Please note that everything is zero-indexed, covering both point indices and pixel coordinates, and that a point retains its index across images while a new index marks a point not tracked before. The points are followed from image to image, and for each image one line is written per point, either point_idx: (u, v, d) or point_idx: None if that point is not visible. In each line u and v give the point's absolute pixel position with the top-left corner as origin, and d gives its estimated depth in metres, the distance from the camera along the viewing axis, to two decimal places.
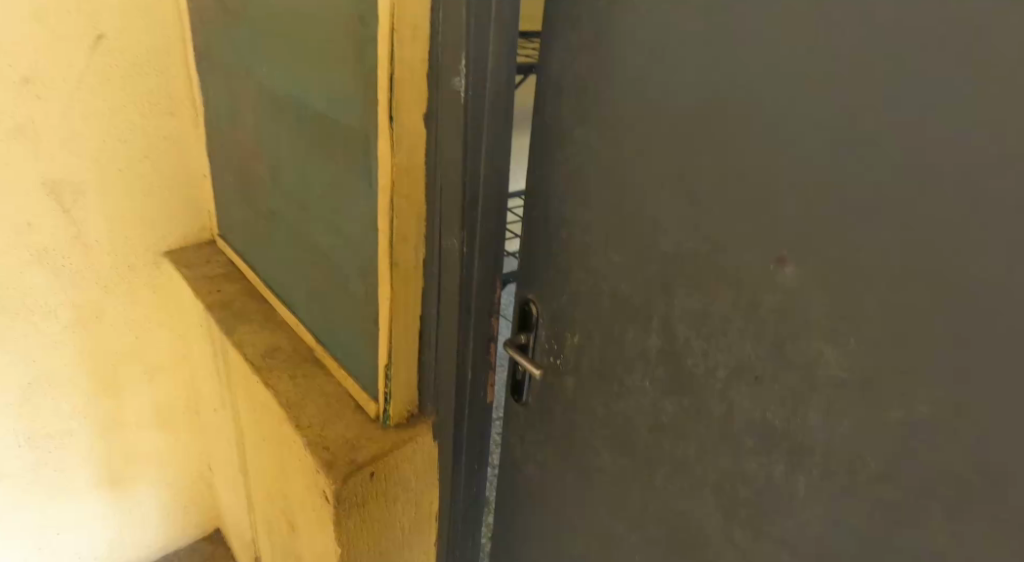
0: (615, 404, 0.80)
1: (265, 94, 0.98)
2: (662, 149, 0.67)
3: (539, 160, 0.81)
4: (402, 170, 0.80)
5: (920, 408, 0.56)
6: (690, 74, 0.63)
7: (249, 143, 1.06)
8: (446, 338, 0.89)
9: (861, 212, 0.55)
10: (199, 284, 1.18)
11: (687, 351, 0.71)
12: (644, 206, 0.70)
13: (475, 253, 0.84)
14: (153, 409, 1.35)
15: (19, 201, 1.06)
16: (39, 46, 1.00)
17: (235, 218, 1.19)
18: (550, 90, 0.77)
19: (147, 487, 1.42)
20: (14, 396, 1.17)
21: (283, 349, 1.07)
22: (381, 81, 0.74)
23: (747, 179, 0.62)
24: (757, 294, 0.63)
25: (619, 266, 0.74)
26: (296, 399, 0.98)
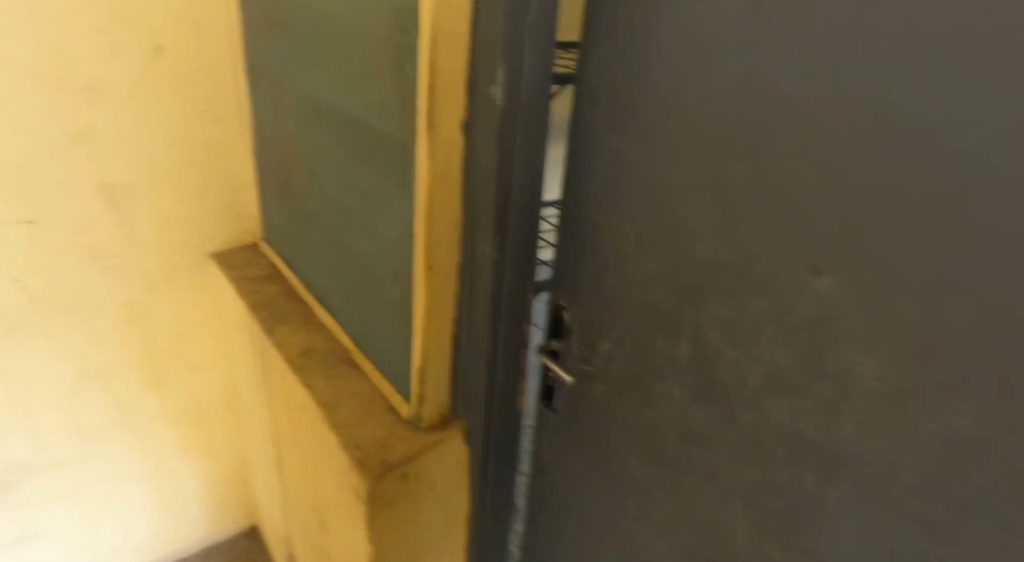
0: (646, 412, 0.80)
1: (309, 101, 1.01)
2: (698, 158, 0.68)
3: (574, 168, 0.82)
4: (438, 177, 0.82)
5: (959, 422, 0.55)
6: (727, 85, 0.64)
7: (292, 149, 1.09)
8: (477, 342, 0.90)
9: (898, 223, 0.55)
10: (242, 284, 1.22)
11: (719, 360, 0.71)
12: (678, 215, 0.71)
13: (508, 260, 0.85)
14: (196, 405, 1.39)
15: (79, 202, 1.11)
16: (101, 55, 1.04)
17: (277, 222, 1.22)
18: (586, 100, 0.78)
19: (189, 481, 1.46)
20: (66, 387, 1.22)
21: (320, 349, 1.10)
22: (422, 90, 0.77)
23: (784, 189, 0.62)
24: (790, 304, 0.63)
25: (654, 275, 0.75)
26: (331, 398, 1.00)
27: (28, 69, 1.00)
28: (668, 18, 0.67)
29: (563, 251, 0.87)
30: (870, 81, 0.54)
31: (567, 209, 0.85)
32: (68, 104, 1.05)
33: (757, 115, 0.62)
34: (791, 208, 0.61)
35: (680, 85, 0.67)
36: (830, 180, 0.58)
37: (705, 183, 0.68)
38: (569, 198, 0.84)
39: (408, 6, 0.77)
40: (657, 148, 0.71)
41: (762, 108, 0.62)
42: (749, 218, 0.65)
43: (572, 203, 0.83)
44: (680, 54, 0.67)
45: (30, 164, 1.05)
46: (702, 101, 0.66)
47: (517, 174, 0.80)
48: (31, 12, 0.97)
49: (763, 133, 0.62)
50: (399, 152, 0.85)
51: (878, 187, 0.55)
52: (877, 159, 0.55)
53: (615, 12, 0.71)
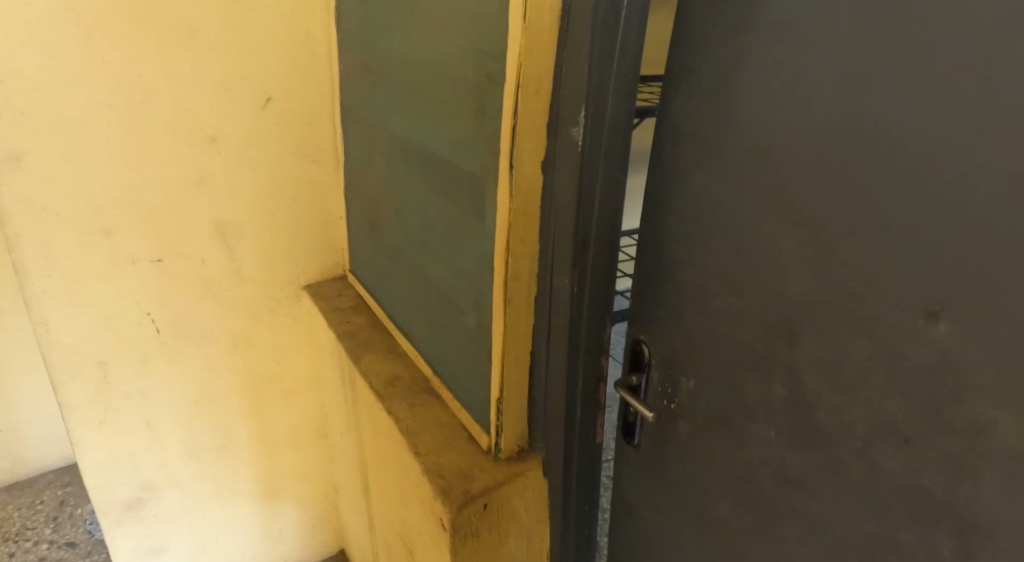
0: (737, 453, 0.77)
1: (397, 142, 1.05)
2: (791, 194, 0.66)
3: (655, 203, 0.82)
4: (519, 213, 0.83)
5: None
6: (820, 122, 0.62)
7: (382, 187, 1.14)
8: (556, 377, 0.90)
9: (1020, 263, 0.52)
10: (332, 315, 1.27)
11: (817, 403, 0.67)
12: (771, 253, 0.69)
13: (586, 294, 0.85)
14: (290, 430, 1.45)
15: (196, 242, 1.19)
16: (223, 109, 1.13)
17: (366, 256, 1.27)
18: (669, 137, 0.78)
19: (283, 504, 1.52)
20: (184, 411, 1.31)
21: (403, 379, 1.13)
22: (505, 132, 0.79)
23: (885, 228, 0.59)
24: (903, 349, 0.60)
25: (745, 314, 0.73)
26: (414, 427, 1.03)
27: (166, 127, 1.10)
28: (758, 58, 0.66)
29: (639, 284, 0.87)
30: (983, 121, 0.52)
31: (646, 243, 0.84)
32: (193, 154, 1.13)
33: (853, 151, 0.60)
34: (893, 247, 0.59)
35: (770, 121, 0.66)
36: (937, 216, 0.56)
37: (800, 221, 0.65)
38: (650, 233, 0.84)
39: (495, 52, 0.79)
40: (746, 184, 0.70)
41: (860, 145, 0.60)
42: (847, 257, 0.62)
43: (653, 237, 0.83)
44: (770, 91, 0.66)
45: (163, 209, 1.14)
46: (794, 137, 0.65)
47: (596, 210, 0.81)
48: (168, 74, 1.06)
49: (861, 171, 0.60)
50: (482, 190, 0.87)
51: (996, 226, 0.53)
52: (993, 196, 0.53)
53: (701, 51, 0.72)
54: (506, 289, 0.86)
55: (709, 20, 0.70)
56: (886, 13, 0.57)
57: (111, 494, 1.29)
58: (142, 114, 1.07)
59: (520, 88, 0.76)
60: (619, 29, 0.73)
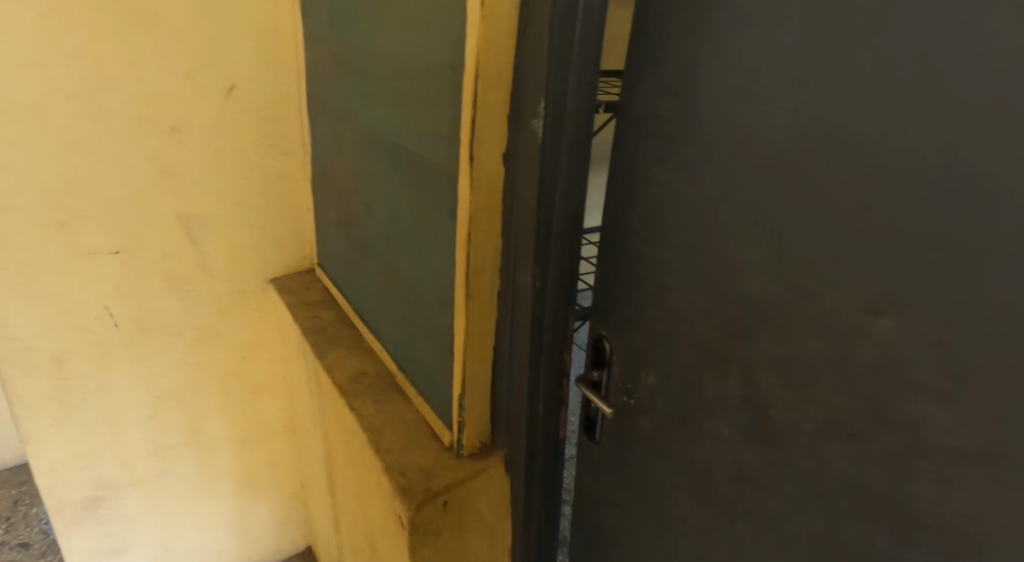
0: (694, 450, 0.77)
1: (364, 134, 1.04)
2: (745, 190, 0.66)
3: (617, 198, 0.81)
4: (480, 207, 0.82)
5: None
6: (774, 117, 0.62)
7: (349, 180, 1.12)
8: (519, 372, 0.90)
9: (966, 262, 0.52)
10: (298, 310, 1.25)
11: (770, 401, 0.67)
12: (727, 247, 0.68)
13: (549, 288, 0.84)
14: (255, 426, 1.43)
15: (159, 235, 1.17)
16: (184, 97, 1.11)
17: (333, 251, 1.25)
18: (631, 133, 0.77)
19: (249, 501, 1.50)
20: (147, 408, 1.29)
21: (368, 375, 1.12)
22: (464, 123, 0.78)
23: (835, 226, 0.59)
24: (850, 348, 0.60)
25: (702, 310, 0.72)
26: (378, 424, 1.01)
27: (127, 115, 1.07)
28: (715, 53, 0.66)
29: (602, 279, 0.87)
30: (933, 119, 0.52)
31: (609, 237, 0.84)
32: (154, 144, 1.11)
33: (804, 148, 0.60)
34: (843, 246, 0.59)
35: (727, 117, 0.66)
36: (885, 214, 0.56)
37: (756, 217, 0.65)
38: (612, 227, 0.83)
39: (459, 44, 0.79)
40: (704, 180, 0.69)
41: (811, 141, 0.60)
42: (798, 254, 0.62)
43: (615, 232, 0.83)
44: (727, 87, 0.65)
45: (124, 201, 1.12)
46: (749, 133, 0.64)
47: (559, 203, 0.80)
48: (127, 61, 1.04)
49: (811, 167, 0.60)
50: (448, 182, 0.86)
51: (941, 225, 0.53)
52: (938, 196, 0.53)
53: (661, 45, 0.71)
54: (469, 284, 0.85)
55: (668, 14, 0.69)
56: (839, 8, 0.56)
57: (67, 493, 1.27)
58: (100, 102, 1.05)
59: (480, 77, 0.75)
60: (579, 20, 0.72)
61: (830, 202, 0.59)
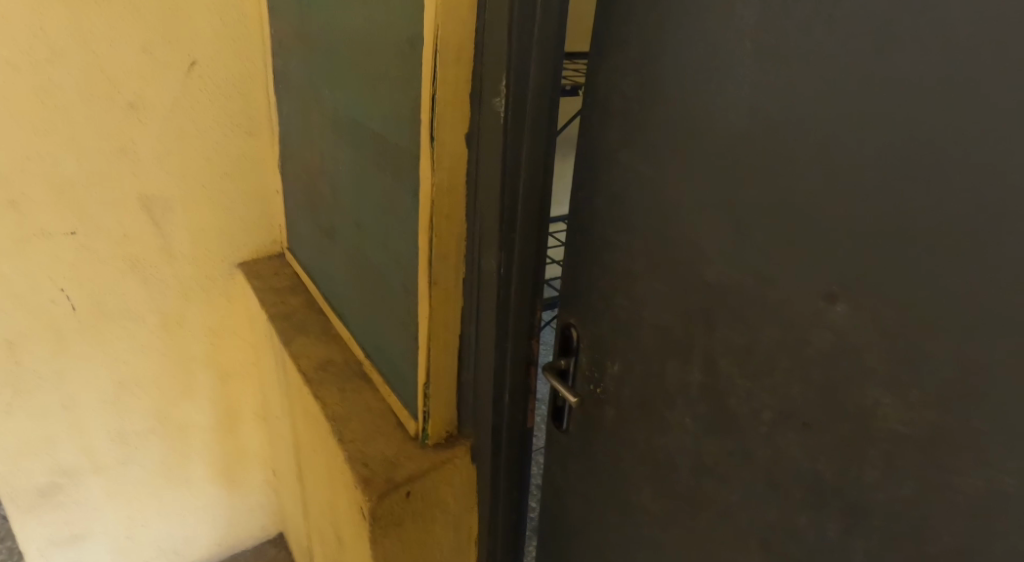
0: (656, 439, 0.75)
1: (327, 114, 1.02)
2: (706, 172, 0.63)
3: (583, 180, 0.79)
4: (442, 190, 0.78)
5: (1000, 470, 0.49)
6: (735, 94, 0.60)
7: (315, 161, 1.10)
8: (484, 360, 0.87)
9: (923, 246, 0.50)
10: (265, 294, 1.23)
11: (729, 389, 0.65)
12: (687, 231, 0.66)
13: (514, 275, 0.82)
14: (223, 412, 1.41)
15: (117, 215, 1.14)
16: (143, 73, 1.07)
17: (301, 234, 1.23)
18: (595, 113, 0.75)
19: (218, 488, 1.48)
20: (108, 393, 1.26)
21: (334, 362, 1.09)
22: (424, 101, 0.74)
23: (793, 209, 0.57)
24: (807, 335, 0.58)
25: (665, 295, 0.70)
26: (342, 412, 0.99)
27: (81, 91, 1.04)
28: (676, 28, 0.63)
29: (568, 265, 0.84)
30: (892, 96, 0.50)
31: (574, 222, 0.82)
32: (111, 121, 1.08)
33: (763, 127, 0.58)
34: (801, 228, 0.57)
35: (688, 95, 0.64)
36: (845, 196, 0.53)
37: (716, 199, 0.63)
38: (577, 211, 0.81)
39: (419, 18, 0.76)
40: (666, 161, 0.67)
41: (771, 119, 0.57)
42: (756, 238, 0.60)
43: (580, 217, 0.81)
44: (687, 63, 0.63)
45: (80, 180, 1.09)
46: (710, 111, 0.62)
47: (523, 186, 0.77)
48: (79, 34, 1.01)
49: (770, 148, 0.58)
50: (411, 163, 0.83)
51: (899, 207, 0.51)
52: (896, 176, 0.50)
53: (623, 20, 0.68)
54: (432, 271, 0.82)
55: None
56: None
57: (24, 480, 1.24)
58: (52, 76, 1.01)
59: (439, 52, 0.72)
60: None
61: (789, 184, 0.57)
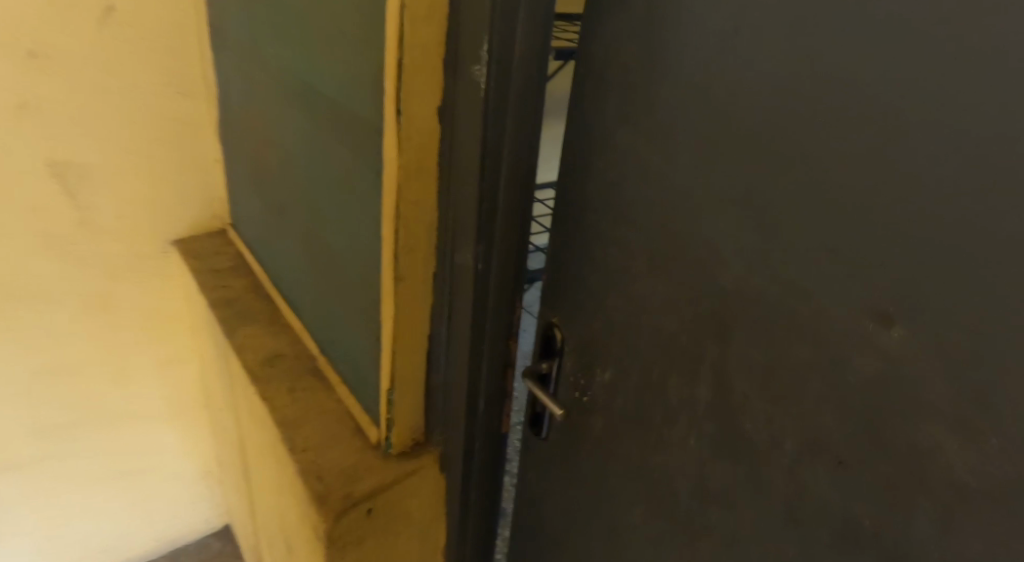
0: (651, 455, 0.68)
1: (274, 75, 0.88)
2: (732, 160, 0.55)
3: (573, 165, 0.69)
4: (410, 174, 0.67)
5: None
6: (775, 69, 0.50)
7: (259, 129, 0.97)
8: (456, 363, 0.77)
9: (1003, 264, 0.41)
10: (206, 276, 1.10)
11: (744, 412, 0.58)
12: (708, 227, 0.58)
13: (493, 270, 0.72)
14: (161, 402, 1.28)
15: (20, 183, 0.98)
16: (45, 16, 0.91)
17: (246, 212, 1.10)
18: (590, 84, 0.65)
19: (155, 482, 1.36)
20: (23, 385, 1.12)
21: (284, 357, 0.97)
22: (389, 67, 0.62)
23: (837, 209, 0.48)
24: (847, 359, 0.50)
25: (674, 299, 0.62)
26: (293, 417, 0.88)
27: None
28: None
29: (553, 259, 0.75)
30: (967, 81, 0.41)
31: (561, 210, 0.72)
32: (8, 73, 0.92)
33: (808, 109, 0.49)
34: (848, 233, 0.48)
35: (716, 68, 0.54)
36: (900, 198, 0.45)
37: (744, 191, 0.54)
38: (565, 198, 0.71)
39: None
40: (685, 144, 0.58)
41: (819, 101, 0.48)
42: (789, 243, 0.52)
43: (569, 204, 0.71)
44: (718, 29, 0.53)
45: None
46: (743, 89, 0.53)
47: (506, 168, 0.67)
48: None
49: (815, 136, 0.49)
50: (372, 139, 0.72)
51: (973, 216, 0.42)
52: (970, 177, 0.42)
53: None
54: (397, 266, 0.70)
55: None
56: None
57: None
58: None
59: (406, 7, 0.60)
60: None
61: (835, 178, 0.48)
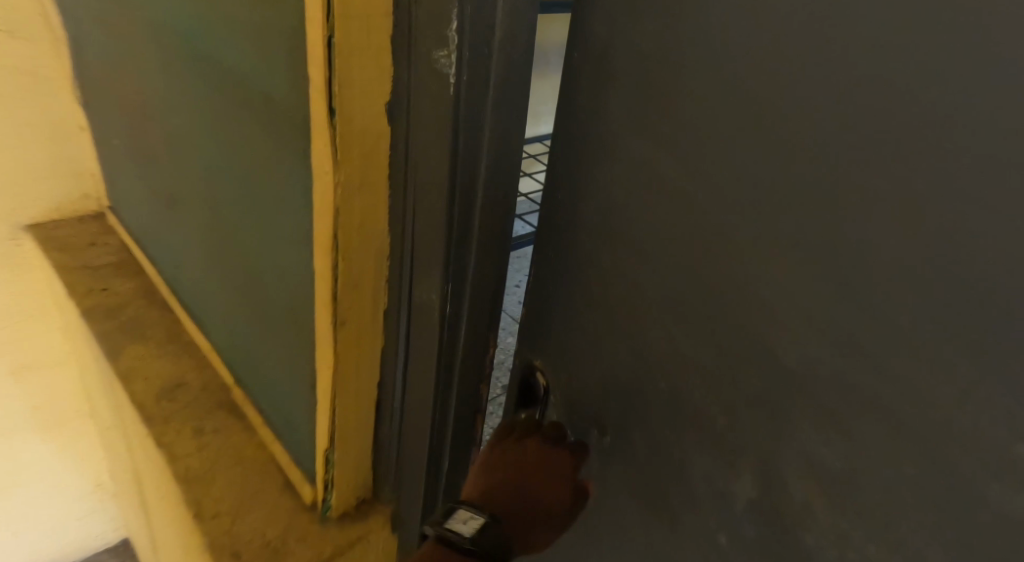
0: (662, 543, 0.55)
1: (149, 32, 0.66)
2: (805, 214, 0.39)
3: (571, 180, 0.54)
4: (352, 190, 0.50)
5: None
6: (881, 87, 0.34)
7: (136, 100, 0.75)
8: (415, 418, 0.62)
9: None
10: (78, 277, 0.88)
11: (802, 523, 0.45)
12: (758, 288, 0.42)
13: (463, 312, 0.56)
14: (28, 416, 1.07)
15: None
16: None
17: (127, 197, 0.89)
18: (597, 81, 0.49)
19: (29, 505, 1.15)
20: None
21: (187, 386, 0.78)
22: (314, 48, 0.44)
23: (973, 296, 0.34)
24: (969, 491, 0.36)
25: (706, 368, 0.47)
26: (201, 470, 0.70)
27: None
28: None
29: (539, 292, 0.60)
30: None
31: (552, 230, 0.57)
32: None
33: (938, 152, 0.33)
34: (986, 332, 0.34)
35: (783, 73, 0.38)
36: None
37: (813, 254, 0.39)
38: (562, 219, 0.56)
39: None
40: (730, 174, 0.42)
41: (955, 144, 0.32)
42: (887, 331, 0.37)
43: (567, 227, 0.55)
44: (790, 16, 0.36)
45: None
46: (824, 114, 0.36)
47: (482, 186, 0.50)
48: None
49: (941, 193, 0.33)
50: (297, 138, 0.53)
51: None
52: None
53: None
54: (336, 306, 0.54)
55: None
56: None
57: None
58: None
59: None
60: None
61: (973, 254, 0.33)
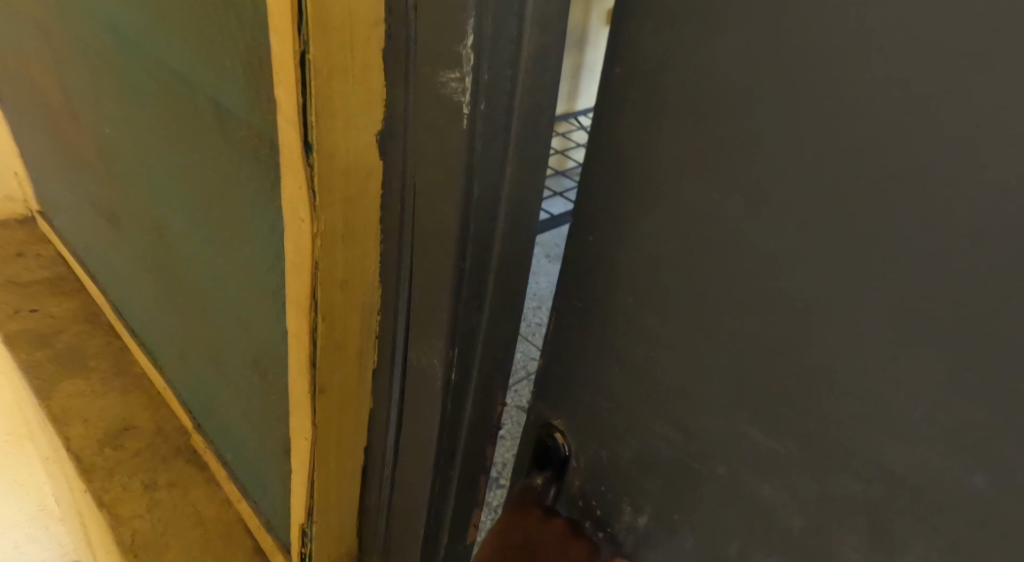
0: None
1: (144, 60, 0.63)
2: (911, 299, 0.33)
3: (604, 234, 0.46)
4: (332, 238, 0.48)
5: None
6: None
7: (132, 136, 0.73)
8: (413, 478, 0.56)
9: None
10: (72, 327, 1.12)
11: None
12: (843, 370, 0.37)
13: (472, 382, 0.49)
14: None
15: None
16: None
17: (103, 260, 1.05)
18: (632, 120, 0.42)
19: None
20: None
21: (144, 431, 0.97)
22: (291, 92, 0.42)
23: None
24: None
25: (776, 457, 0.41)
26: (152, 528, 0.86)
27: None
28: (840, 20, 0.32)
29: (559, 348, 0.53)
30: None
31: (577, 282, 0.50)
32: None
33: None
34: None
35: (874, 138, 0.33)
36: None
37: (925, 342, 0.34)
38: (590, 273, 0.48)
39: None
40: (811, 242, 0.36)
41: None
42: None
43: (600, 284, 0.48)
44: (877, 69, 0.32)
45: None
46: (939, 186, 0.31)
47: (500, 236, 0.43)
48: None
49: None
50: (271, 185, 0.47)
51: None
52: None
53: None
54: (315, 356, 0.52)
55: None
56: None
57: None
58: None
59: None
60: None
61: None
